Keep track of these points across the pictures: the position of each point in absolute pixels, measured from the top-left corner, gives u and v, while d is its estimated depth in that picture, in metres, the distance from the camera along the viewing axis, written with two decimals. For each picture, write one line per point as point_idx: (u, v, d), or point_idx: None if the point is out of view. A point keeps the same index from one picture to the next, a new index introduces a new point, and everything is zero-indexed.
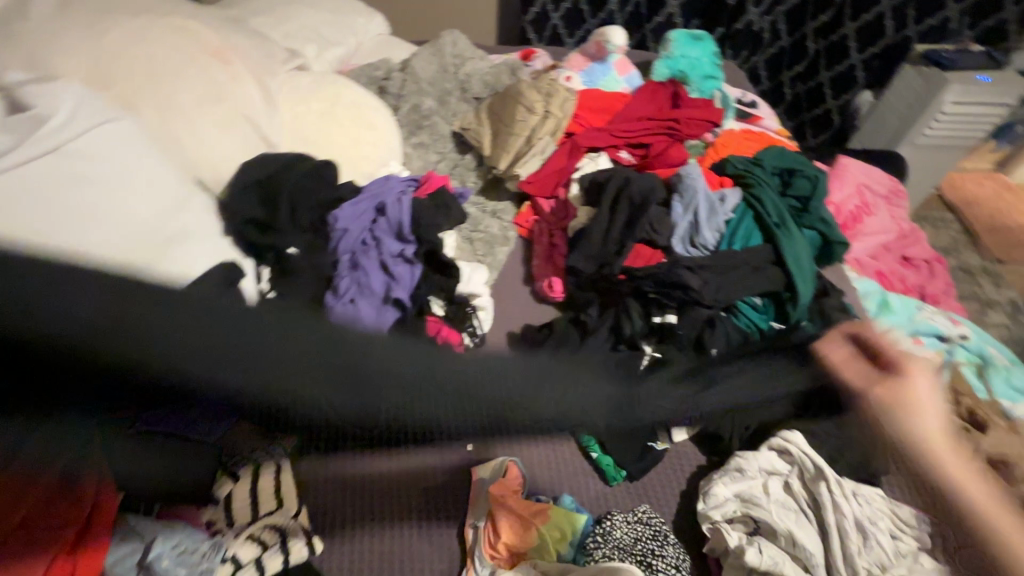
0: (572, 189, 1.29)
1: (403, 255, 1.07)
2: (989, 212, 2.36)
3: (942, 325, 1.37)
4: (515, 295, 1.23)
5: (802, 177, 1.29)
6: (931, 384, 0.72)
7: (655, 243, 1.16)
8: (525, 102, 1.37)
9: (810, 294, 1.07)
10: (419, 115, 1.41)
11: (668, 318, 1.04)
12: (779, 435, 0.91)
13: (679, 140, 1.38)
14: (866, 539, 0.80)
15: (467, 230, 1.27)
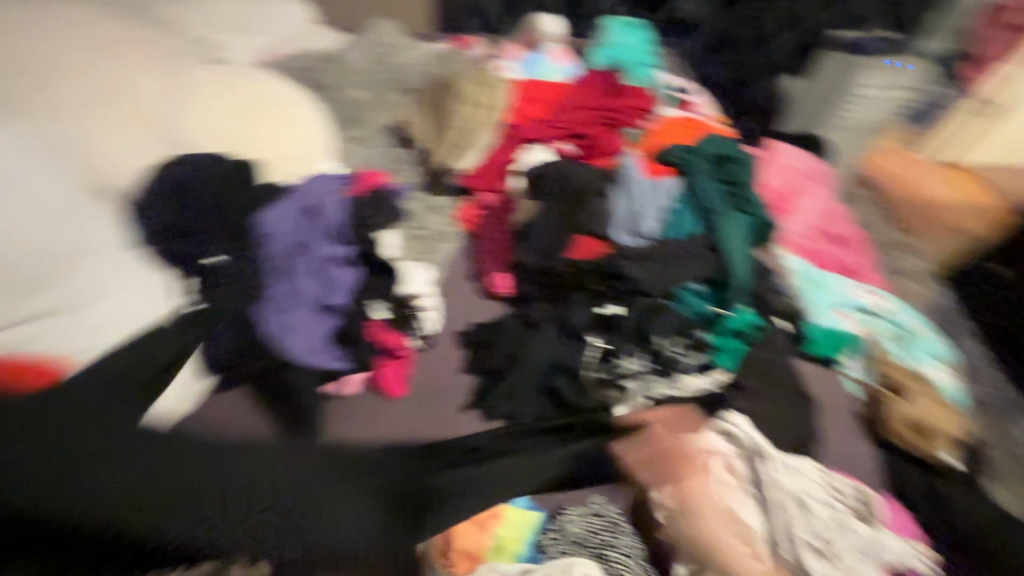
0: (515, 183, 1.27)
1: (335, 259, 1.02)
2: None
3: (863, 297, 1.30)
4: (461, 293, 1.19)
5: (733, 163, 1.32)
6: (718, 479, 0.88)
7: (596, 234, 1.15)
8: (464, 96, 1.37)
9: (747, 277, 1.10)
10: (350, 107, 1.34)
11: (612, 308, 1.06)
12: (721, 418, 0.96)
13: (616, 130, 1.39)
14: (805, 510, 0.83)
15: (408, 227, 1.20)
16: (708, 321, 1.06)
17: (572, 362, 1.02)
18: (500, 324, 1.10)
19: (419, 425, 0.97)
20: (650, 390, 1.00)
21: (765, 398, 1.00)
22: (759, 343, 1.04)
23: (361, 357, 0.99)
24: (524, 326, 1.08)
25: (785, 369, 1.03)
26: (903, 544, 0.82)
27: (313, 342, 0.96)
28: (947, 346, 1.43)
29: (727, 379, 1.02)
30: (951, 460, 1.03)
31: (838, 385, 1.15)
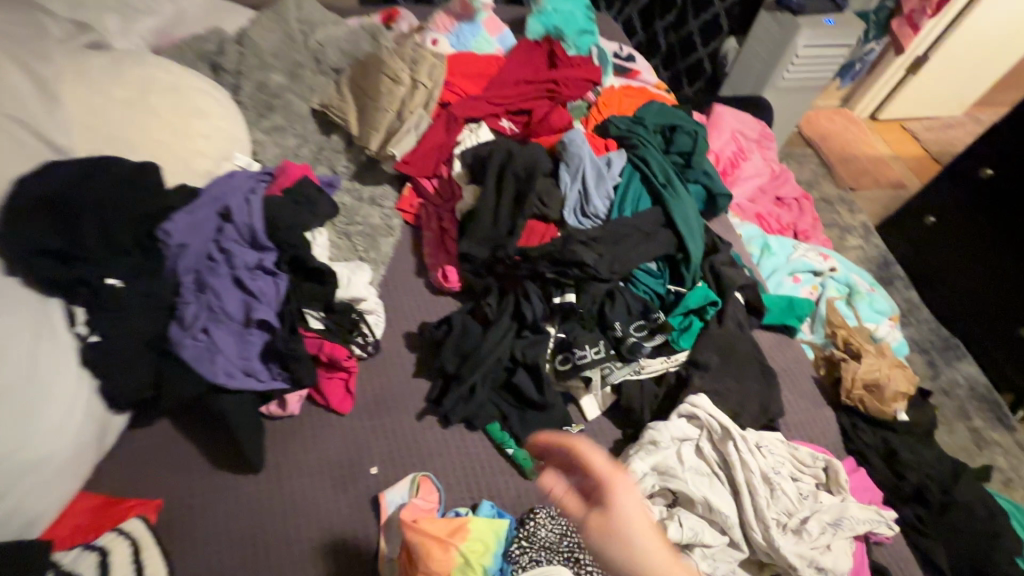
0: (455, 167, 1.17)
1: (261, 268, 0.90)
2: (840, 145, 2.60)
3: (815, 261, 1.47)
4: (408, 289, 1.12)
5: (683, 134, 1.28)
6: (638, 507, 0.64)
7: (548, 218, 1.10)
8: (389, 71, 1.20)
9: (700, 252, 1.08)
10: (268, 95, 1.21)
11: (566, 297, 0.99)
12: (687, 401, 0.91)
13: (560, 104, 1.31)
14: (773, 491, 0.82)
15: (342, 224, 1.12)
16: (663, 301, 1.04)
17: (533, 356, 0.97)
18: (449, 322, 1.02)
19: (377, 437, 0.94)
20: (612, 377, 0.97)
21: (728, 372, 0.97)
22: (718, 318, 1.02)
23: (301, 374, 0.88)
24: (478, 322, 1.02)
25: (747, 342, 1.01)
26: (869, 513, 0.80)
27: (240, 363, 0.85)
28: (887, 299, 1.43)
29: (684, 359, 1.00)
30: (901, 415, 1.07)
31: (796, 350, 1.16)
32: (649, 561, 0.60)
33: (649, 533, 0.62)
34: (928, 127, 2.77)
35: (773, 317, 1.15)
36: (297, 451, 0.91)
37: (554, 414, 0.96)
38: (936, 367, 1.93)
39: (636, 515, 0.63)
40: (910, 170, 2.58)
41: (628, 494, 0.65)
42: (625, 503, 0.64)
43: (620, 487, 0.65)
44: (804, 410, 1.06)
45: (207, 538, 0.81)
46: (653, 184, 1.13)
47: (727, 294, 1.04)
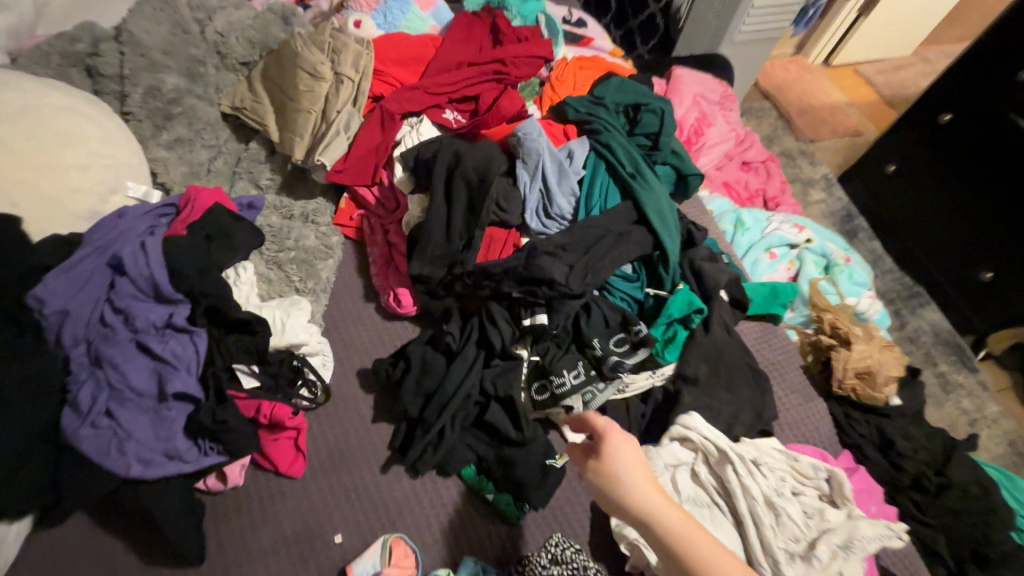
0: (397, 171, 1.02)
1: (171, 325, 0.75)
2: (797, 95, 2.53)
3: (790, 233, 1.40)
4: (357, 316, 1.00)
5: (648, 112, 1.15)
6: (625, 452, 0.63)
7: (508, 224, 0.98)
8: (306, 65, 1.03)
9: (677, 248, 0.98)
10: (163, 101, 1.00)
11: (536, 320, 0.88)
12: (678, 422, 0.82)
13: (510, 87, 1.16)
14: (778, 516, 0.76)
15: (272, 251, 0.97)
16: (642, 306, 0.95)
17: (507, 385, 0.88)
18: (406, 357, 0.90)
19: (339, 497, 0.83)
20: (594, 402, 0.87)
21: (718, 383, 0.89)
22: (705, 326, 0.92)
23: (236, 446, 0.75)
24: (441, 353, 0.91)
25: (735, 346, 0.93)
26: (878, 529, 0.75)
27: (159, 446, 0.71)
28: (865, 267, 1.39)
29: (670, 373, 0.91)
30: (894, 399, 1.03)
31: (783, 339, 1.09)
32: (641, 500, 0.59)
33: (640, 473, 0.61)
34: (881, 70, 2.72)
35: (756, 307, 1.08)
36: (247, 527, 0.79)
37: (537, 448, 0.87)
38: (902, 317, 1.94)
39: (633, 465, 0.62)
40: (867, 116, 2.54)
41: (623, 444, 0.64)
42: (618, 452, 0.63)
43: (616, 436, 0.64)
44: (796, 408, 1.00)
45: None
46: (622, 175, 1.02)
47: (712, 296, 0.94)
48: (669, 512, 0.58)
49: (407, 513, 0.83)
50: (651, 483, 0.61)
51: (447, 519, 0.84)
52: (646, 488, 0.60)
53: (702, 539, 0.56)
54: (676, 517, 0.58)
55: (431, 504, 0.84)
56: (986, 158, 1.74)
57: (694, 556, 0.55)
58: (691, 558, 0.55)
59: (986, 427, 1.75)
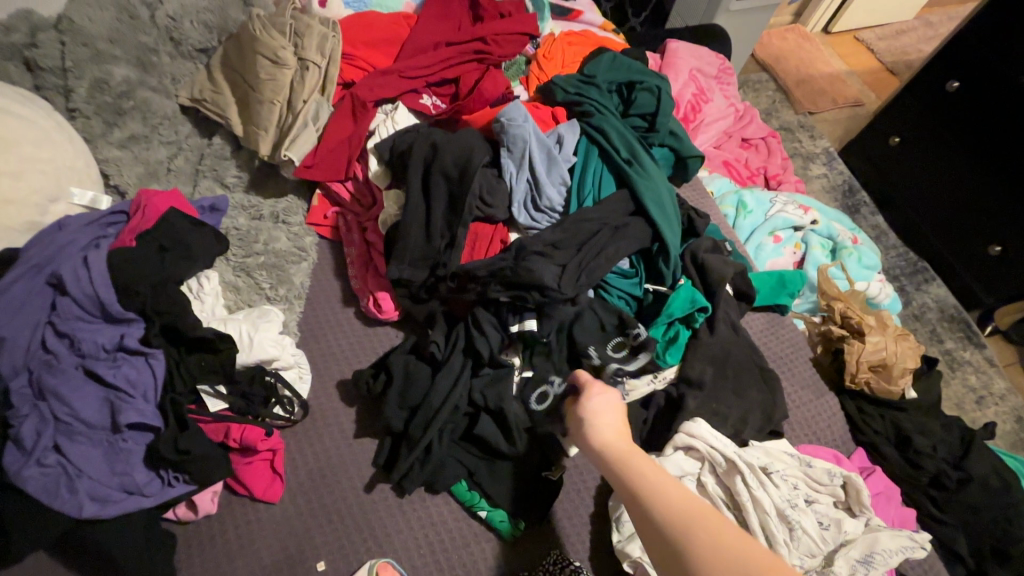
0: (371, 165, 0.94)
1: (121, 347, 0.69)
2: (795, 65, 2.42)
3: (795, 215, 1.33)
4: (334, 323, 0.92)
5: (642, 91, 1.07)
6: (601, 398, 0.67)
7: (494, 219, 0.90)
8: (266, 51, 0.93)
9: (678, 240, 0.91)
10: (112, 95, 0.91)
11: (524, 325, 0.82)
12: (682, 430, 0.77)
13: (492, 67, 1.07)
14: (792, 531, 0.70)
15: (239, 256, 0.89)
16: (641, 304, 0.88)
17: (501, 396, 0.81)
18: (388, 369, 0.83)
19: (316, 519, 0.76)
20: None
21: (724, 385, 0.84)
22: (710, 326, 0.86)
23: (205, 475, 0.69)
24: (426, 362, 0.85)
25: (741, 344, 0.87)
26: (900, 540, 0.70)
27: (116, 482, 0.66)
28: (874, 250, 1.32)
29: (673, 375, 0.85)
30: (909, 392, 0.98)
31: (791, 331, 1.02)
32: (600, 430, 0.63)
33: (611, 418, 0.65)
34: (882, 36, 2.61)
35: (761, 299, 1.02)
36: (215, 557, 0.72)
37: (534, 460, 0.81)
38: (907, 294, 1.88)
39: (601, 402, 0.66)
40: (868, 85, 2.44)
41: (603, 394, 0.68)
42: (595, 399, 0.67)
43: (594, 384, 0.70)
44: (807, 405, 0.94)
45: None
46: (616, 160, 0.94)
47: (716, 291, 0.87)
48: (624, 444, 0.61)
49: (393, 534, 0.77)
50: (616, 423, 0.64)
51: (439, 540, 0.77)
52: (607, 421, 0.63)
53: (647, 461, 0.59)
54: (622, 445, 0.61)
55: (421, 525, 0.78)
56: (995, 128, 1.66)
57: (634, 472, 0.57)
58: (632, 472, 0.57)
59: (994, 403, 1.71)
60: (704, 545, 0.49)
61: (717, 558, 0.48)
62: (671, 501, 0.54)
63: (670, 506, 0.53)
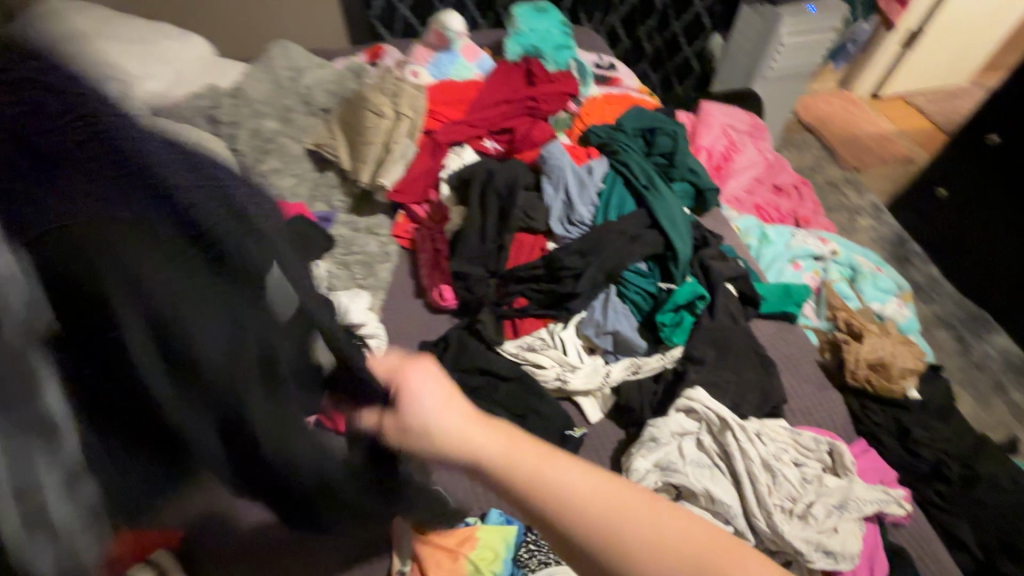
0: (443, 190, 1.22)
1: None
2: (840, 126, 2.57)
3: (814, 246, 1.46)
4: (407, 310, 1.16)
5: (662, 135, 1.31)
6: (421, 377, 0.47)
7: (535, 230, 1.14)
8: (372, 106, 1.25)
9: (689, 248, 1.09)
10: (261, 139, 1.24)
11: (544, 304, 1.07)
12: (683, 395, 0.93)
13: (541, 119, 1.35)
14: (774, 477, 0.82)
15: (341, 254, 1.16)
16: (655, 300, 1.06)
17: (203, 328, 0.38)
18: (446, 338, 1.04)
19: None
20: (612, 378, 1.00)
21: (725, 364, 0.98)
22: (710, 311, 1.03)
23: None
24: (476, 338, 1.05)
25: (741, 332, 1.02)
26: (874, 493, 0.81)
27: None
28: (893, 279, 1.44)
29: (679, 354, 1.01)
30: (912, 392, 1.06)
31: (799, 335, 1.14)
32: (439, 408, 0.46)
33: (448, 407, 0.46)
34: (933, 99, 2.72)
35: (771, 306, 1.14)
36: None
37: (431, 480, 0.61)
38: (967, 342, 1.87)
39: (432, 379, 0.48)
40: (918, 143, 2.52)
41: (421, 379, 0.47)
42: (418, 389, 0.47)
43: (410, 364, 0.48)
44: (809, 396, 1.05)
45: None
46: (636, 185, 1.17)
47: (717, 287, 1.06)
48: (486, 436, 0.45)
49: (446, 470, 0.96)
50: (453, 404, 0.46)
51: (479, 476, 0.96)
52: (441, 408, 0.46)
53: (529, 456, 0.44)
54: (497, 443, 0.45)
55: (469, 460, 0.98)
56: None
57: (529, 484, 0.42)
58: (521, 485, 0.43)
59: None
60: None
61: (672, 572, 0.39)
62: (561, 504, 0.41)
63: (578, 503, 0.41)
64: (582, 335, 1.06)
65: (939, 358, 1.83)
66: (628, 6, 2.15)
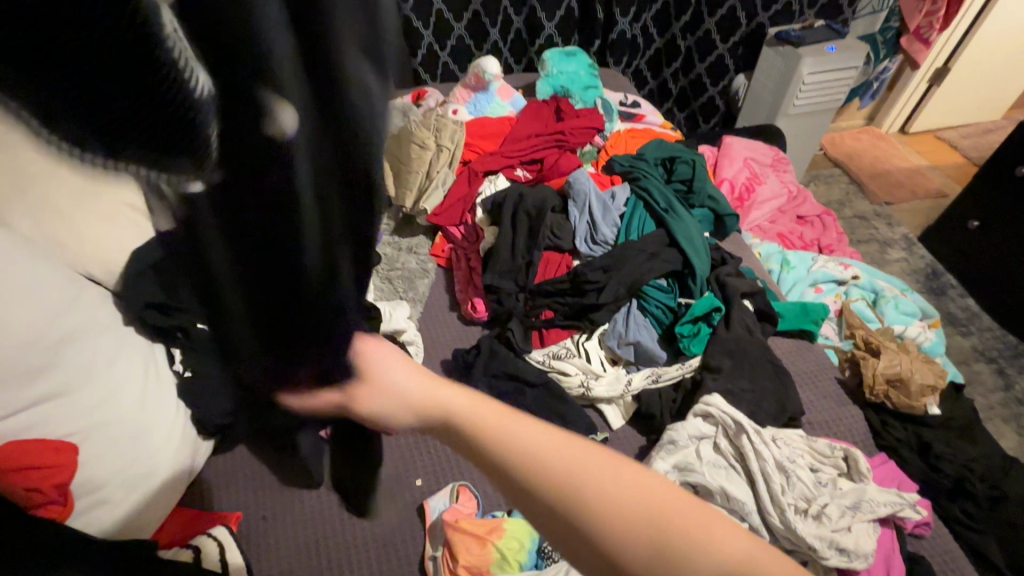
0: (478, 214, 1.33)
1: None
2: (869, 160, 2.59)
3: (835, 271, 1.49)
4: (442, 321, 1.24)
5: (681, 164, 1.40)
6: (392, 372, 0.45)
7: (561, 249, 1.23)
8: (417, 139, 1.40)
9: (706, 266, 1.17)
10: None
11: (569, 315, 1.15)
12: (700, 401, 0.97)
13: (568, 150, 1.46)
14: (789, 478, 0.87)
15: (385, 271, 1.28)
16: (674, 314, 1.13)
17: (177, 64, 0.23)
18: (479, 345, 1.12)
19: (423, 452, 1.05)
20: (632, 386, 1.05)
21: (741, 374, 1.03)
22: (726, 323, 1.10)
23: None
24: (505, 346, 1.13)
25: (758, 344, 1.07)
26: (886, 495, 0.85)
27: None
28: (916, 303, 1.46)
29: (698, 364, 1.08)
30: (932, 408, 1.08)
31: (818, 353, 1.17)
32: (398, 391, 0.45)
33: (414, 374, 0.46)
34: (964, 134, 2.72)
35: (787, 324, 1.19)
36: None
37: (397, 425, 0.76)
38: (1007, 376, 1.82)
39: (397, 358, 0.46)
40: (951, 177, 2.52)
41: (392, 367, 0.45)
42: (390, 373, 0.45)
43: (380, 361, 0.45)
44: (827, 410, 1.08)
45: (281, 555, 0.92)
46: (656, 208, 1.26)
47: (733, 302, 1.12)
48: (455, 395, 0.46)
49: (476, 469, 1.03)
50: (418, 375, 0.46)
51: None
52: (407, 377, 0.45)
53: (492, 416, 0.45)
54: (463, 401, 0.46)
55: None
56: None
57: (494, 439, 0.43)
58: (485, 440, 0.43)
59: None
60: (692, 571, 0.38)
61: (632, 520, 0.39)
62: (530, 458, 0.41)
63: (545, 459, 0.41)
64: (604, 346, 1.13)
65: (981, 392, 1.78)
66: (653, 49, 2.29)
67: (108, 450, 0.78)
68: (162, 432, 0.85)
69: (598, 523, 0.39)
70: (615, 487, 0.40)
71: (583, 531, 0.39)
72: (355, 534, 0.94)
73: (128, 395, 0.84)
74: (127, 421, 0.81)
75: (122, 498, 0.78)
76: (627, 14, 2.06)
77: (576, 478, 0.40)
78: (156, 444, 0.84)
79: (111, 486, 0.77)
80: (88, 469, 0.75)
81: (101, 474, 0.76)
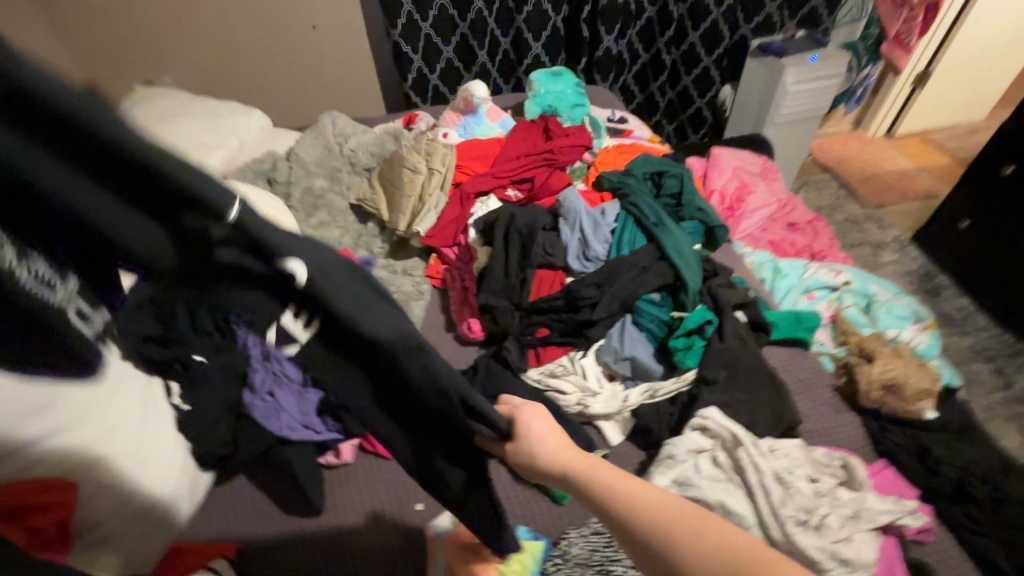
0: (471, 235, 1.34)
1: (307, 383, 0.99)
2: (858, 165, 2.62)
3: (827, 277, 1.51)
4: (439, 342, 1.25)
5: (670, 178, 1.42)
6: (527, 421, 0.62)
7: (554, 266, 1.25)
8: (409, 164, 1.42)
9: (698, 279, 1.18)
10: (313, 196, 1.38)
11: (565, 334, 1.16)
12: (697, 415, 0.98)
13: (558, 168, 1.48)
14: (787, 489, 0.87)
15: None
16: (668, 327, 1.14)
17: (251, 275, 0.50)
18: (475, 366, 1.13)
19: None
20: (630, 402, 1.06)
21: (736, 385, 1.04)
22: (719, 335, 1.11)
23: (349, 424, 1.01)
24: (501, 365, 1.13)
25: (751, 354, 1.08)
26: (885, 504, 0.86)
27: (301, 418, 1.01)
28: (909, 307, 1.47)
29: (693, 377, 1.08)
30: (929, 413, 1.08)
31: (813, 361, 1.18)
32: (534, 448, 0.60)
33: (549, 439, 0.60)
34: (949, 136, 2.76)
35: (781, 332, 1.20)
36: (353, 493, 1.02)
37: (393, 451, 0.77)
38: (1007, 376, 1.82)
39: (536, 425, 0.61)
40: (940, 178, 2.54)
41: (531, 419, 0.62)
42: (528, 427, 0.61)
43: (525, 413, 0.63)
44: (825, 419, 1.09)
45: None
46: (646, 223, 1.28)
47: (725, 313, 1.13)
48: (574, 456, 0.58)
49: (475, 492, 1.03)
50: (550, 437, 0.60)
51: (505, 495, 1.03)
52: (542, 439, 0.60)
53: (604, 473, 0.56)
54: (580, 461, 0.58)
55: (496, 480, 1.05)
56: None
57: (607, 491, 0.54)
58: (597, 490, 0.55)
59: None
60: None
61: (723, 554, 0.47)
62: (637, 503, 0.52)
63: (650, 503, 0.52)
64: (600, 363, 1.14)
65: (981, 393, 1.78)
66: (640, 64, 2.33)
67: (106, 487, 0.77)
68: (161, 464, 0.87)
69: (693, 554, 0.47)
70: (706, 526, 0.49)
71: (682, 563, 0.47)
72: (355, 562, 0.93)
73: (125, 432, 0.82)
74: (127, 456, 0.81)
75: (117, 537, 0.77)
76: (612, 31, 2.05)
77: (676, 519, 0.50)
78: (158, 475, 0.86)
79: (107, 521, 0.76)
80: (84, 509, 0.73)
81: (101, 512, 0.75)
